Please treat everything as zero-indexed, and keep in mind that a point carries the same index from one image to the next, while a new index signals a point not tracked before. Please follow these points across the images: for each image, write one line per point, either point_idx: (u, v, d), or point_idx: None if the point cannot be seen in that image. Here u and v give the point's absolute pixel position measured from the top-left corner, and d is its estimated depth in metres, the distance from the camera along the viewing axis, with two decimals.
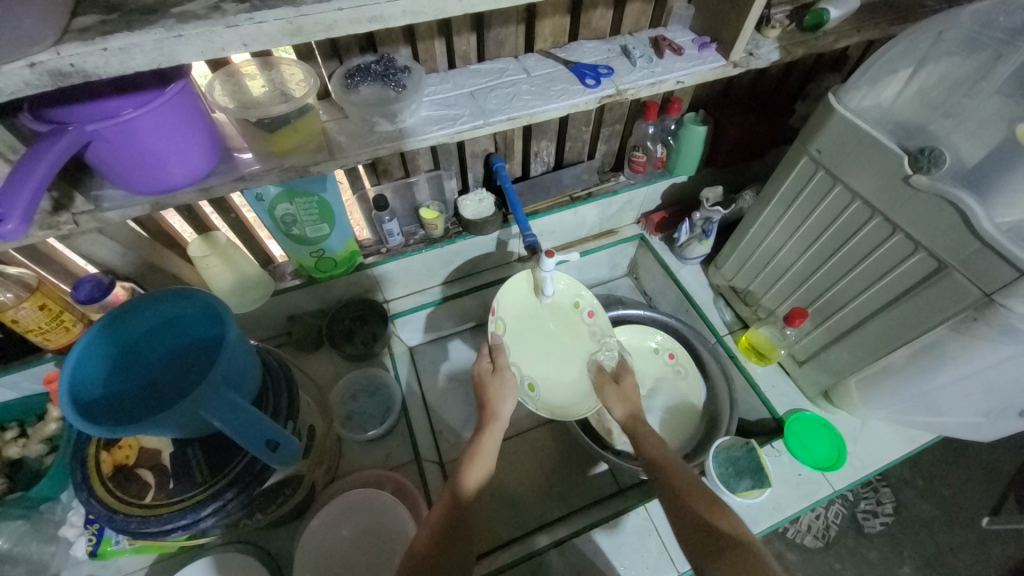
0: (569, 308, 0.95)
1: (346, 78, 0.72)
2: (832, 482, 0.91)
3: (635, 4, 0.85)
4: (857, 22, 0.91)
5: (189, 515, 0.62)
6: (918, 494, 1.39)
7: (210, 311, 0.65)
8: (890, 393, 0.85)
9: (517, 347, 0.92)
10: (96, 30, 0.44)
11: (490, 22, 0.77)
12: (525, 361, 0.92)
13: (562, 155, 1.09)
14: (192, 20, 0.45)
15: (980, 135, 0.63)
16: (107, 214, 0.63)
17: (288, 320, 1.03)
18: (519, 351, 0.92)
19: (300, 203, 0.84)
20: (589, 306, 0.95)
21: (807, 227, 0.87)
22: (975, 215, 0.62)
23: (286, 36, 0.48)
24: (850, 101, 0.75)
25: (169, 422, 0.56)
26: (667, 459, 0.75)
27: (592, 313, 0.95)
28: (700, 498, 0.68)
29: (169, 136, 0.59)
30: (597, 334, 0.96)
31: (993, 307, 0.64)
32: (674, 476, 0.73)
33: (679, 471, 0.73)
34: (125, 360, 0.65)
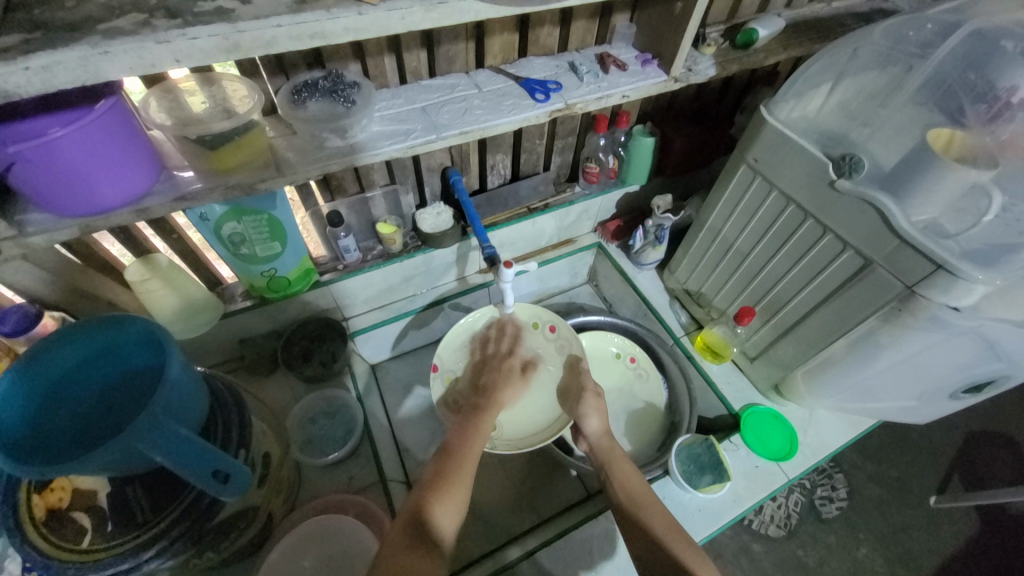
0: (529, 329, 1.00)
1: (293, 94, 0.71)
2: (787, 471, 0.96)
3: (580, 22, 0.88)
4: (784, 40, 0.98)
5: (131, 558, 0.58)
6: (868, 477, 1.48)
7: (148, 337, 0.62)
8: (831, 383, 0.91)
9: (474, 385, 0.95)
10: (16, 49, 0.41)
11: (440, 39, 0.79)
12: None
13: (518, 168, 1.10)
14: (119, 36, 0.43)
15: (896, 143, 0.71)
16: (31, 240, 0.59)
17: (240, 344, 0.99)
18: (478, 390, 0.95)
19: (249, 221, 0.81)
20: (549, 321, 0.99)
21: (750, 230, 0.92)
22: (894, 215, 0.68)
23: (224, 52, 0.47)
24: (780, 113, 0.81)
25: (103, 459, 0.52)
26: (639, 488, 0.73)
27: (553, 327, 0.99)
28: (677, 538, 0.66)
29: (101, 157, 0.56)
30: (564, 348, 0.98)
31: (915, 298, 0.69)
32: (648, 510, 0.70)
33: (656, 508, 0.71)
34: (51, 397, 0.60)
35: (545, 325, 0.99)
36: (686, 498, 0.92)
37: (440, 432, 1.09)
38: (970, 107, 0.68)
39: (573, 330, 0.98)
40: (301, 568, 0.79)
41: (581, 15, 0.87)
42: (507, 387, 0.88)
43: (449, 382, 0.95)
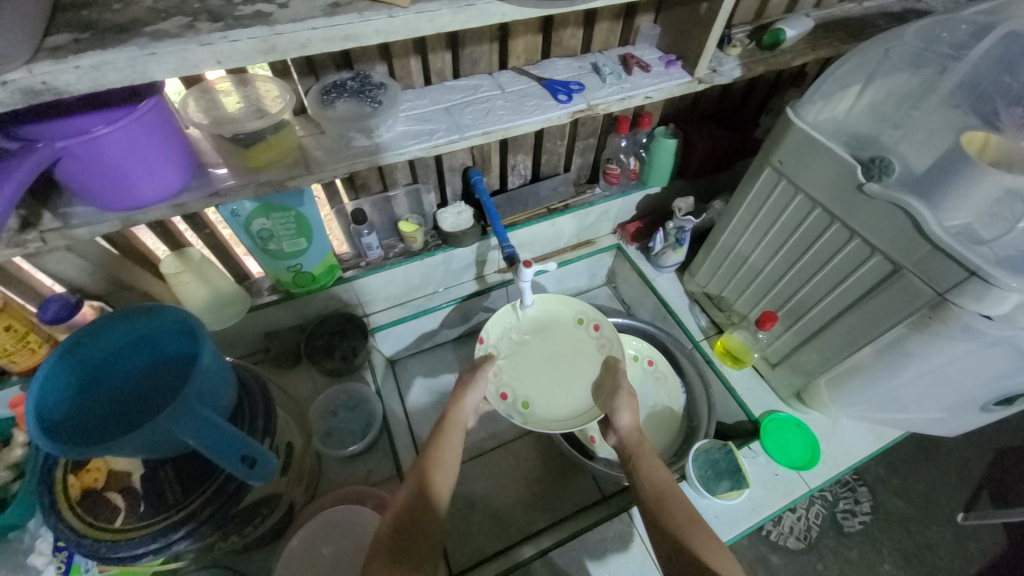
0: (572, 324, 1.02)
1: (322, 94, 0.73)
2: (807, 480, 0.94)
3: (604, 23, 0.88)
4: (813, 41, 0.96)
5: (161, 538, 0.60)
6: (893, 492, 1.43)
7: (182, 327, 0.64)
8: (856, 391, 0.88)
9: (514, 369, 0.98)
10: (69, 49, 0.44)
11: (464, 40, 0.80)
12: (525, 381, 0.98)
13: (539, 168, 1.11)
14: (165, 39, 0.45)
15: (929, 145, 0.68)
16: (75, 232, 0.62)
17: (265, 336, 1.02)
18: (520, 374, 0.98)
19: (277, 218, 0.84)
20: (594, 320, 1.00)
21: (774, 234, 0.90)
22: (925, 219, 0.66)
23: (261, 53, 0.48)
24: (807, 115, 0.79)
25: (139, 442, 0.54)
26: (667, 485, 0.71)
27: (597, 326, 0.99)
28: (701, 539, 0.62)
29: (141, 153, 0.58)
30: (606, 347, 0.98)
31: (946, 306, 0.67)
32: (670, 507, 0.68)
33: (677, 505, 0.68)
34: (92, 381, 0.63)
35: (590, 323, 1.00)
36: (703, 503, 0.91)
37: None
38: (1005, 111, 0.66)
39: (616, 332, 0.98)
40: (319, 556, 0.79)
41: (605, 17, 0.87)
42: (475, 392, 0.83)
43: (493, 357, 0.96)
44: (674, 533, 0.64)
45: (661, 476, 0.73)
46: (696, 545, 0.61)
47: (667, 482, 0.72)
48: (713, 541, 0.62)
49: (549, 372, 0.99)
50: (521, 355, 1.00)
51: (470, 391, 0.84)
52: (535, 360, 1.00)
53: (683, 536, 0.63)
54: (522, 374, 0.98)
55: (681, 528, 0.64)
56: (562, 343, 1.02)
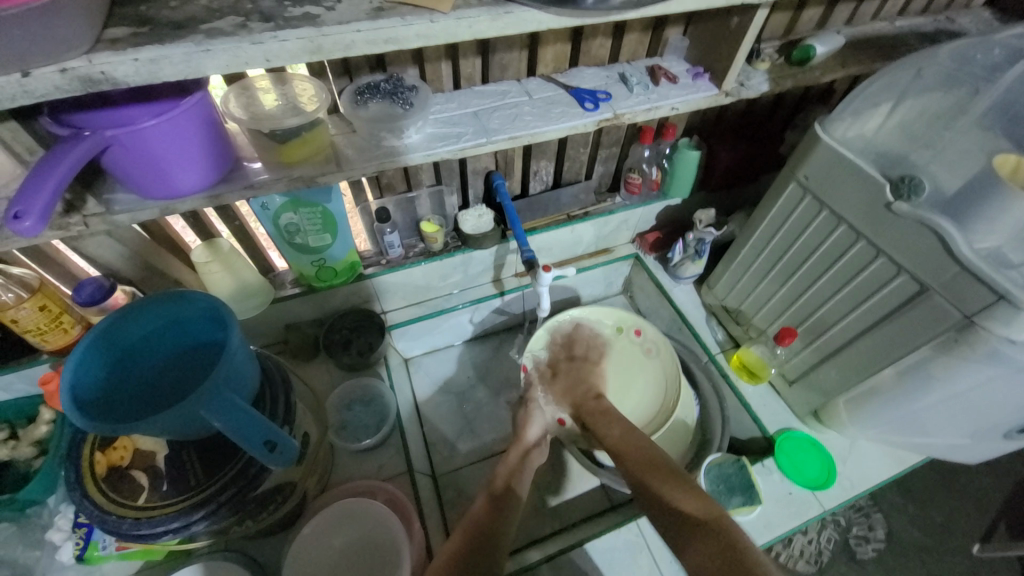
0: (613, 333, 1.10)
1: (356, 95, 0.75)
2: (822, 501, 0.92)
3: (633, 34, 0.89)
4: (843, 58, 0.96)
5: (182, 517, 0.62)
6: (909, 519, 1.39)
7: (212, 314, 0.66)
8: (876, 412, 0.87)
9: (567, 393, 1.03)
10: (127, 42, 0.46)
11: (495, 47, 0.81)
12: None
13: (561, 175, 1.12)
14: (219, 36, 0.47)
15: (959, 166, 0.68)
16: (117, 217, 0.64)
17: (286, 328, 1.04)
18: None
19: (305, 213, 0.86)
20: (633, 325, 1.10)
21: (797, 250, 0.90)
22: (955, 240, 0.65)
23: (307, 53, 0.50)
24: (836, 131, 0.79)
25: (167, 421, 0.56)
26: (633, 441, 0.81)
27: (638, 331, 1.09)
28: (665, 479, 0.71)
29: (184, 145, 0.61)
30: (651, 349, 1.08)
31: (973, 329, 0.66)
32: (636, 459, 0.77)
33: (645, 456, 0.77)
34: (123, 363, 0.65)
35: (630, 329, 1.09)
36: None
37: (467, 431, 1.11)
38: None
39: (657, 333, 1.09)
40: (330, 547, 0.82)
41: (634, 28, 0.88)
42: (535, 423, 0.91)
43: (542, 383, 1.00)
44: (646, 482, 0.73)
45: (623, 435, 0.83)
46: (663, 489, 0.70)
47: (629, 438, 0.82)
48: (680, 483, 0.70)
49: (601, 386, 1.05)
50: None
51: (526, 421, 0.91)
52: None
53: (654, 485, 0.72)
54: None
55: (649, 476, 0.73)
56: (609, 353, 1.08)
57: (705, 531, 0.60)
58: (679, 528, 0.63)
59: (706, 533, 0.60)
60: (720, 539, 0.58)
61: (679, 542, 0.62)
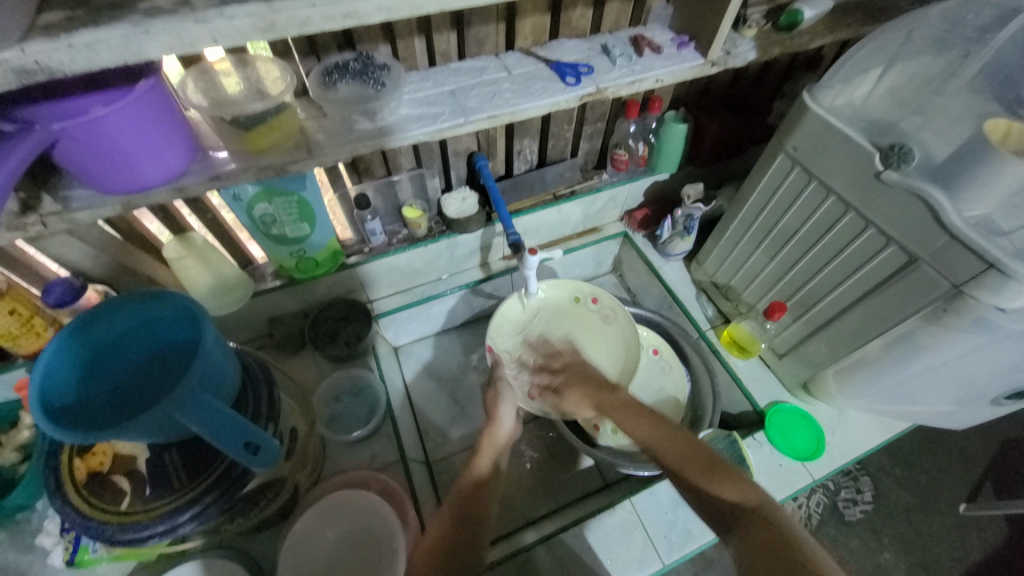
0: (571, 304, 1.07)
1: (324, 76, 0.71)
2: (812, 471, 0.94)
3: (615, 3, 0.85)
4: (831, 22, 0.93)
5: (168, 520, 0.61)
6: (895, 482, 1.43)
7: (185, 313, 0.64)
8: (864, 383, 0.88)
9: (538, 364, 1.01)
10: (61, 27, 0.43)
11: (470, 20, 0.77)
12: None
13: (545, 153, 1.09)
14: (160, 15, 0.44)
15: (949, 132, 0.66)
16: (76, 216, 0.61)
17: (269, 321, 1.02)
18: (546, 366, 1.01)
19: (280, 202, 0.83)
20: (590, 294, 1.06)
21: (785, 223, 0.88)
22: (944, 209, 0.64)
23: (259, 32, 0.47)
24: (824, 100, 0.77)
25: (144, 426, 0.54)
26: (660, 426, 0.70)
27: (595, 299, 1.06)
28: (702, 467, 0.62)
29: (141, 136, 0.57)
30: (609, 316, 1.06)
31: (961, 299, 0.66)
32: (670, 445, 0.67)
33: (678, 439, 0.67)
34: (95, 366, 0.64)
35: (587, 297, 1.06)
36: None
37: (460, 416, 1.11)
38: None
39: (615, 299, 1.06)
40: (325, 539, 0.82)
41: None
42: (507, 403, 0.86)
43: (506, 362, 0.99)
44: (682, 474, 0.63)
45: (646, 421, 0.71)
46: (704, 482, 0.61)
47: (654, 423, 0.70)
48: (718, 467, 0.62)
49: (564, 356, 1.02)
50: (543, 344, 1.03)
51: (498, 403, 0.86)
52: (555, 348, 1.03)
53: (691, 477, 0.62)
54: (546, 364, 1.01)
55: (687, 463, 0.64)
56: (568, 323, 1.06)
57: (754, 526, 0.54)
58: (725, 521, 0.57)
59: (756, 527, 0.54)
60: (770, 533, 0.52)
61: (727, 534, 0.57)
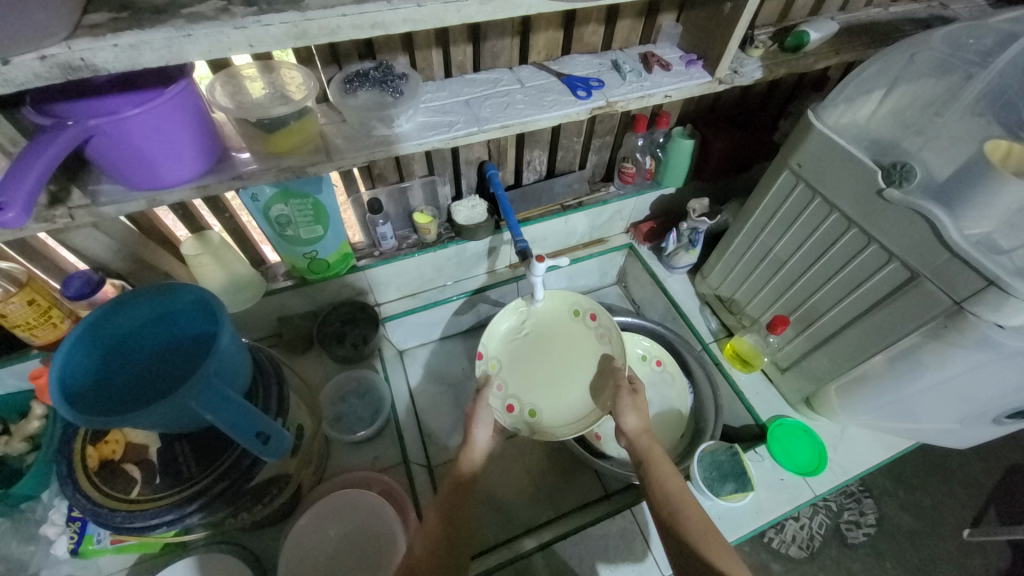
0: (570, 318, 1.03)
1: (344, 83, 0.74)
2: (813, 486, 0.94)
3: (626, 21, 0.88)
4: (837, 44, 0.95)
5: (175, 510, 0.61)
6: (899, 504, 1.42)
7: (200, 305, 0.66)
8: (867, 400, 0.88)
9: (516, 378, 1.01)
10: (107, 27, 0.45)
11: (486, 34, 0.80)
12: (529, 385, 1.01)
13: (555, 164, 1.11)
14: (201, 21, 0.46)
15: (949, 153, 0.68)
16: (103, 209, 0.63)
17: (279, 321, 1.04)
18: (521, 380, 1.01)
19: (295, 204, 0.85)
20: (590, 310, 1.01)
21: (789, 237, 0.90)
22: (945, 227, 0.65)
23: (292, 38, 0.49)
24: (829, 118, 0.78)
25: (159, 414, 0.56)
26: (680, 493, 0.71)
27: (594, 316, 1.00)
28: (711, 541, 0.64)
29: (168, 135, 0.60)
30: (602, 335, 1.00)
31: (962, 315, 0.67)
32: (689, 519, 0.67)
33: (698, 515, 0.68)
34: (114, 354, 0.65)
35: (586, 313, 1.01)
36: (707, 505, 0.91)
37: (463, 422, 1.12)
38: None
39: (614, 322, 0.98)
40: (327, 538, 0.82)
41: (627, 14, 0.87)
42: (482, 425, 0.86)
43: (494, 370, 0.99)
44: (694, 542, 0.64)
45: (668, 478, 0.74)
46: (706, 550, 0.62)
47: (671, 480, 0.73)
48: (716, 539, 0.64)
49: (540, 369, 1.02)
50: (526, 359, 1.02)
51: (474, 423, 0.86)
52: (534, 364, 1.02)
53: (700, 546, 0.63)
54: (521, 378, 1.01)
55: (702, 541, 0.64)
56: (560, 336, 1.04)
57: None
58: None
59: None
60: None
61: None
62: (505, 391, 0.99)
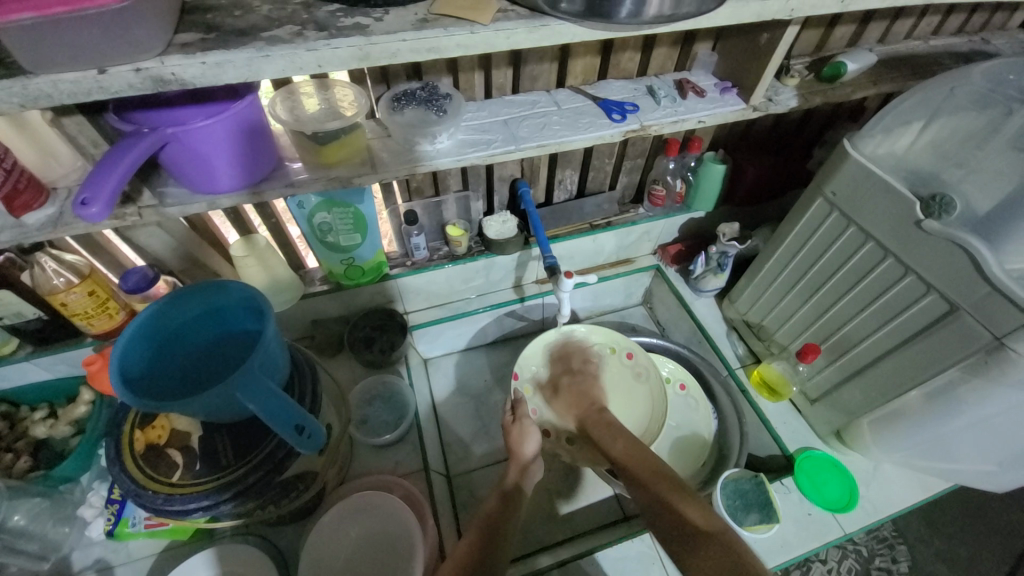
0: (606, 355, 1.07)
1: (392, 101, 0.79)
2: (842, 524, 0.90)
3: (663, 49, 0.91)
4: (875, 75, 0.95)
5: (211, 497, 0.65)
6: (935, 554, 1.34)
7: (249, 303, 0.70)
8: (902, 437, 0.86)
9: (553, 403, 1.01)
10: (196, 46, 0.50)
11: (527, 58, 0.84)
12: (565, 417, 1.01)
13: (585, 184, 1.14)
14: (278, 43, 0.51)
15: (991, 186, 0.67)
16: (168, 210, 0.68)
17: (312, 324, 1.08)
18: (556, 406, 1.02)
19: (337, 213, 0.90)
20: (627, 348, 1.07)
21: (821, 265, 0.89)
22: (986, 260, 0.64)
23: (356, 60, 0.53)
24: (865, 148, 0.78)
25: (206, 403, 0.59)
26: (631, 448, 0.75)
27: (630, 354, 1.06)
28: (665, 483, 0.66)
29: (232, 143, 0.65)
30: (640, 373, 1.06)
31: (1003, 351, 0.65)
32: (639, 466, 0.70)
33: (649, 463, 0.70)
34: (168, 345, 0.69)
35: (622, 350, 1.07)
36: None
37: (483, 434, 1.12)
38: None
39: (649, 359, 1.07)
40: (346, 538, 0.84)
41: (664, 42, 0.90)
42: (531, 439, 0.86)
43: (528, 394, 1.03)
44: (651, 488, 0.66)
45: (614, 441, 0.78)
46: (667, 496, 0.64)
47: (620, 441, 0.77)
48: (686, 492, 0.64)
49: None
50: None
51: (523, 438, 0.86)
52: None
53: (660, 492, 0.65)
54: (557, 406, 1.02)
55: (657, 482, 0.67)
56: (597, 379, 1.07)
57: (708, 547, 0.56)
58: (681, 542, 0.59)
59: (714, 549, 0.55)
60: (725, 556, 0.54)
61: (679, 555, 0.58)
62: (540, 416, 1.00)
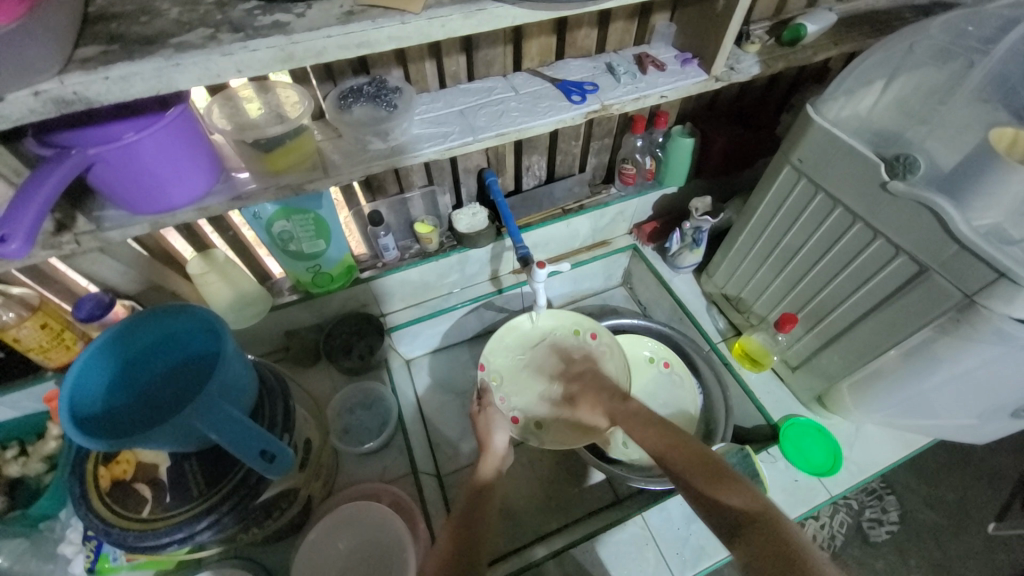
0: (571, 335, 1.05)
1: (340, 99, 0.75)
2: (828, 487, 0.92)
3: (619, 22, 0.88)
4: (836, 35, 0.94)
5: (185, 528, 0.62)
6: (922, 501, 1.38)
7: (204, 325, 0.67)
8: (882, 397, 0.86)
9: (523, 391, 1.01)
10: (97, 61, 0.46)
11: (478, 43, 0.81)
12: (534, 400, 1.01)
13: (554, 168, 1.11)
14: (189, 50, 0.47)
15: (957, 141, 0.67)
16: (108, 234, 0.64)
17: (286, 335, 1.04)
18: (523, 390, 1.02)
19: (297, 220, 0.86)
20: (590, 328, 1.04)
21: (793, 234, 0.89)
22: (952, 218, 0.63)
23: (279, 62, 0.50)
24: (829, 112, 0.77)
25: (168, 436, 0.57)
26: (666, 437, 0.71)
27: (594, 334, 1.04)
28: (698, 471, 0.63)
29: (169, 158, 0.61)
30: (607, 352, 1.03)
31: (975, 308, 0.65)
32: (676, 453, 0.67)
33: (685, 448, 0.67)
34: (125, 375, 0.67)
35: (586, 332, 1.04)
36: None
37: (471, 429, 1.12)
38: None
39: (615, 338, 1.04)
40: (336, 550, 0.82)
41: (619, 16, 0.87)
42: (498, 429, 0.84)
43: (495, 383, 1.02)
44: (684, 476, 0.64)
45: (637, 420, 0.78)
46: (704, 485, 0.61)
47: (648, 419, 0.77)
48: (726, 476, 0.60)
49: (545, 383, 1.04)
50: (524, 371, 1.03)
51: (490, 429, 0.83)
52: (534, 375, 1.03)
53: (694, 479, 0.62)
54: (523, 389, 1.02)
55: (688, 470, 0.64)
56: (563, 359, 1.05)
57: (750, 531, 0.53)
58: (724, 528, 0.56)
59: (757, 531, 0.52)
60: (774, 541, 0.50)
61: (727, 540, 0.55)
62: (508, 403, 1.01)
